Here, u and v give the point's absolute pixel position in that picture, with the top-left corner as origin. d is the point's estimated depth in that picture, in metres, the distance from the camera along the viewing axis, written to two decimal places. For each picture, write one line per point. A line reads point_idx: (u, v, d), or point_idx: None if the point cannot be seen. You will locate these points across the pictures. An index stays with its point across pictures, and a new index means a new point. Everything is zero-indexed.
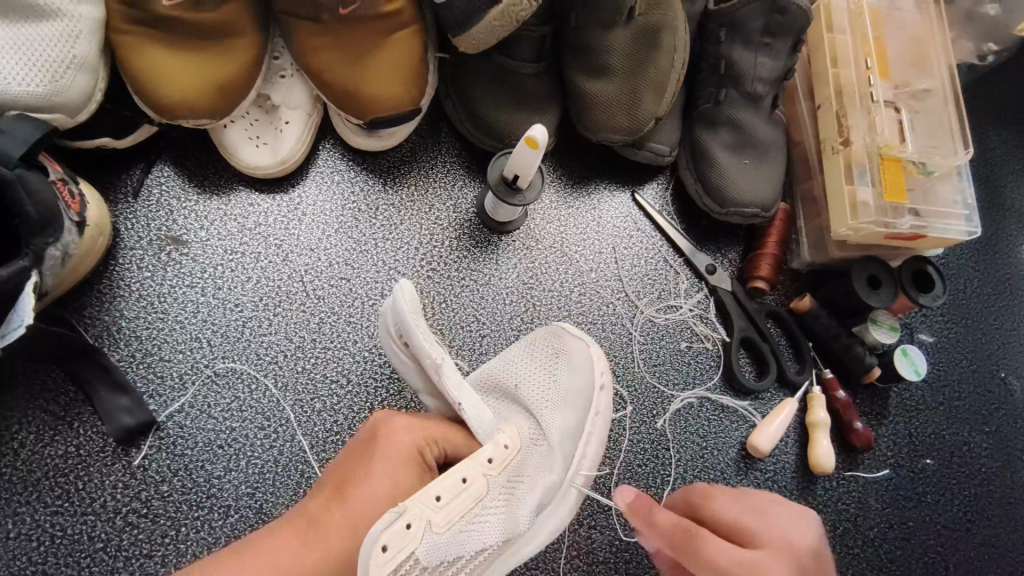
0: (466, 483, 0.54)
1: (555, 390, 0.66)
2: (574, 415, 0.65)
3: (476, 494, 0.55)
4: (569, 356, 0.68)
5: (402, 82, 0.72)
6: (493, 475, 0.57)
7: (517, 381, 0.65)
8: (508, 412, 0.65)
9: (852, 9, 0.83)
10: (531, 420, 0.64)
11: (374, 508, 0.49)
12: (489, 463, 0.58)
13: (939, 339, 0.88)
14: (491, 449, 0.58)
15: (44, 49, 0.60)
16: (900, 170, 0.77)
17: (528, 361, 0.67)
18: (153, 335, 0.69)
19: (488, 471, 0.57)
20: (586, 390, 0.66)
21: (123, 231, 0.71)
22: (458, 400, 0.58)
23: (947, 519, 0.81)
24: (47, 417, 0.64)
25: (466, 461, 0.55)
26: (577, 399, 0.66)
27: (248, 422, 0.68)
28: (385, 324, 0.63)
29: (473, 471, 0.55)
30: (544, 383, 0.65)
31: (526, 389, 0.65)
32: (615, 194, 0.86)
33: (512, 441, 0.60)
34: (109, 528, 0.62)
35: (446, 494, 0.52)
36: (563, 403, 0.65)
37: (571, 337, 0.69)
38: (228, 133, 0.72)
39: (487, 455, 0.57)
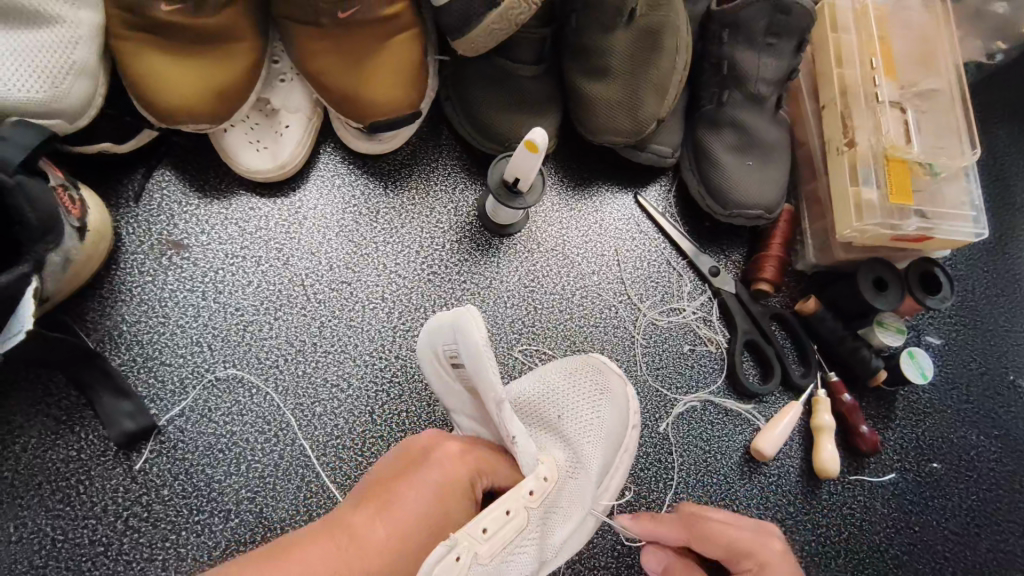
0: (509, 515, 0.54)
1: (595, 424, 0.65)
2: (611, 452, 0.64)
3: (517, 527, 0.54)
4: (613, 395, 0.66)
5: (400, 85, 0.71)
6: (533, 508, 0.57)
7: (561, 411, 0.66)
8: (546, 441, 0.65)
9: (857, 8, 0.82)
10: (568, 450, 0.64)
11: (419, 528, 0.49)
12: (530, 495, 0.56)
13: (946, 341, 0.87)
14: (533, 482, 0.57)
15: (44, 56, 0.60)
16: (905, 172, 0.76)
17: (570, 391, 0.66)
18: (154, 340, 0.69)
19: (529, 505, 0.56)
20: (621, 429, 0.65)
21: (125, 236, 0.71)
22: (512, 434, 0.55)
23: (954, 524, 0.80)
24: (49, 421, 0.64)
25: (511, 493, 0.55)
26: (616, 436, 0.65)
27: (248, 426, 0.68)
28: (444, 340, 0.58)
29: (517, 504, 0.55)
30: (587, 415, 0.65)
31: (568, 420, 0.65)
32: (617, 196, 0.85)
33: (551, 472, 0.60)
34: (109, 532, 0.62)
35: (491, 526, 0.52)
36: (602, 439, 0.64)
37: (613, 373, 0.68)
38: (228, 137, 0.72)
39: (529, 488, 0.56)
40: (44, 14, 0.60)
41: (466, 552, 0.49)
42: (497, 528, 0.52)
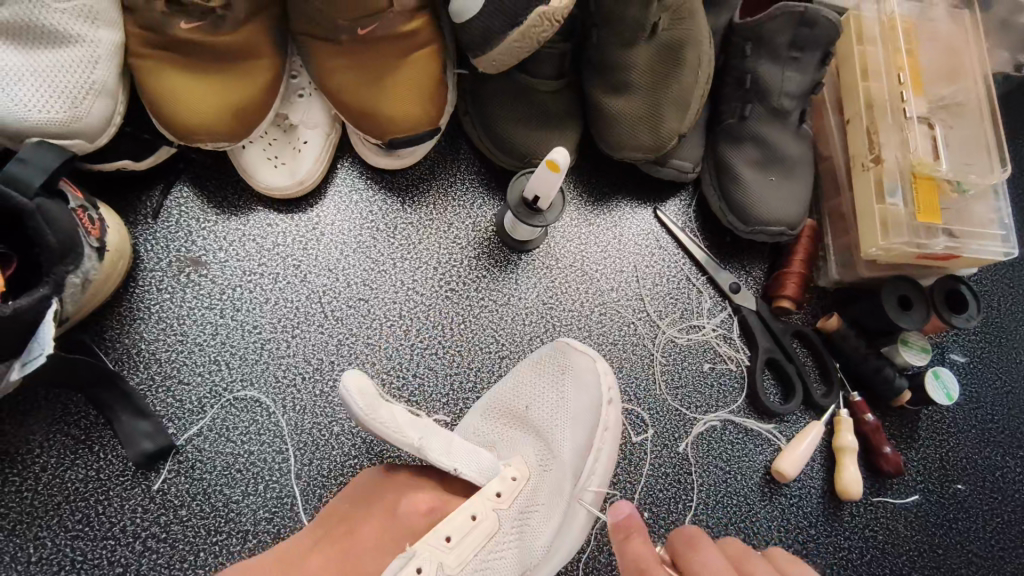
0: (476, 520, 0.55)
1: (562, 405, 0.66)
2: (584, 432, 0.65)
3: (488, 531, 0.55)
4: (575, 373, 0.68)
5: (420, 101, 0.71)
6: (503, 509, 0.57)
7: (525, 402, 0.66)
8: (519, 438, 0.64)
9: (884, 20, 0.80)
10: (537, 440, 0.64)
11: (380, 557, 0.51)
12: (497, 496, 0.57)
13: (971, 359, 0.85)
14: (497, 482, 0.58)
15: (64, 76, 0.60)
16: (933, 189, 0.75)
17: (535, 381, 0.67)
18: (173, 359, 0.68)
19: (497, 506, 0.57)
20: (593, 407, 0.66)
21: (143, 253, 0.71)
22: (454, 465, 0.56)
23: (979, 546, 0.78)
24: (68, 441, 0.64)
25: (475, 498, 0.56)
26: (587, 414, 0.66)
27: (266, 446, 0.68)
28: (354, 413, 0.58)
29: (482, 507, 0.55)
30: (553, 399, 0.66)
31: (535, 408, 0.65)
32: (637, 211, 0.84)
33: (519, 471, 0.60)
34: (129, 553, 0.62)
35: (454, 534, 0.53)
36: (574, 419, 0.65)
37: (577, 353, 0.69)
38: (246, 154, 0.72)
39: (494, 489, 0.57)
40: (64, 33, 0.60)
41: (427, 566, 0.50)
42: (462, 536, 0.53)
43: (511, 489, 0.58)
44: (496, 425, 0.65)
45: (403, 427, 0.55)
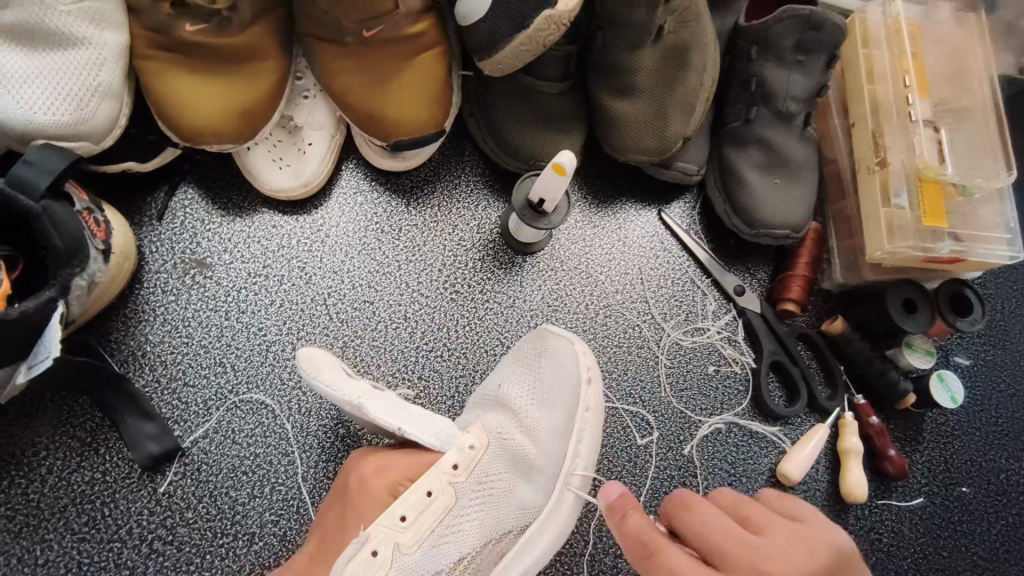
0: (431, 497, 0.56)
1: (538, 387, 0.64)
2: (560, 413, 0.63)
3: (445, 506, 0.56)
4: (553, 356, 0.66)
5: (425, 104, 0.70)
6: (460, 480, 0.57)
7: (502, 384, 0.65)
8: (492, 417, 0.62)
9: (889, 23, 0.80)
10: (507, 416, 0.63)
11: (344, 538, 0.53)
12: (454, 469, 0.58)
13: (976, 362, 0.85)
14: (454, 454, 0.58)
15: (70, 79, 0.59)
16: (939, 193, 0.74)
17: (511, 366, 0.66)
18: (178, 361, 0.68)
19: (454, 478, 0.57)
20: (571, 386, 0.64)
21: (148, 255, 0.71)
22: (396, 425, 0.56)
23: (984, 549, 0.78)
24: (74, 443, 0.64)
25: (430, 473, 0.56)
26: (564, 396, 0.64)
27: (271, 448, 0.67)
28: None
29: (439, 482, 0.56)
30: (531, 381, 0.64)
31: (509, 389, 0.64)
32: (641, 213, 0.84)
33: (478, 440, 0.60)
34: (135, 556, 0.62)
35: (409, 513, 0.54)
36: (548, 400, 0.64)
37: (554, 337, 0.67)
38: (251, 156, 0.72)
39: (452, 461, 0.58)
40: (70, 35, 0.60)
41: (384, 548, 0.52)
42: (418, 513, 0.54)
43: (470, 460, 0.59)
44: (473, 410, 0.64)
45: (347, 387, 0.58)
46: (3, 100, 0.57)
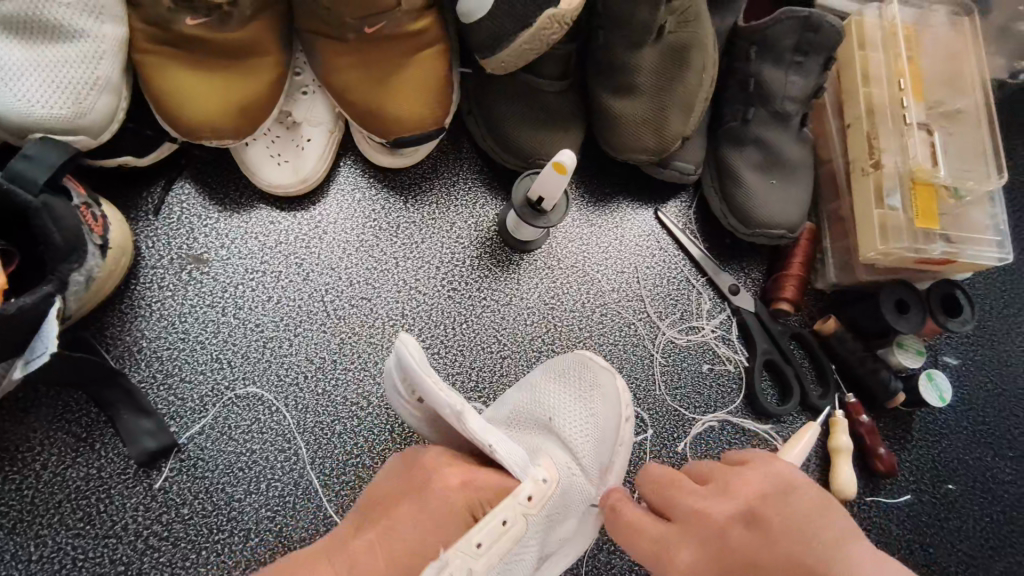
0: (505, 526, 0.52)
1: (591, 421, 0.65)
2: (605, 450, 0.65)
3: (514, 537, 0.53)
4: (602, 389, 0.68)
5: (424, 100, 0.70)
6: (531, 514, 0.55)
7: (553, 413, 0.65)
8: (547, 447, 0.63)
9: (886, 26, 0.81)
10: (565, 451, 0.63)
11: (415, 546, 0.47)
12: (528, 501, 0.55)
13: (964, 361, 0.87)
14: (530, 485, 0.55)
15: (68, 72, 0.59)
16: (932, 195, 0.76)
17: (558, 391, 0.67)
18: (175, 356, 0.68)
19: (527, 510, 0.54)
20: (616, 422, 0.66)
21: (144, 250, 0.70)
22: (489, 442, 0.54)
23: (968, 545, 0.80)
24: (69, 438, 0.64)
25: (508, 502, 0.53)
26: (609, 430, 0.66)
27: (268, 444, 0.68)
28: (390, 372, 0.59)
29: (514, 512, 0.53)
30: (583, 414, 0.65)
31: (561, 420, 0.64)
32: (638, 212, 0.84)
33: (550, 474, 0.58)
34: (131, 551, 0.62)
35: (485, 539, 0.51)
36: (598, 435, 0.65)
37: (597, 365, 0.69)
38: (250, 152, 0.72)
39: (527, 493, 0.54)
40: (68, 28, 0.59)
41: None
42: (491, 543, 0.51)
43: (542, 495, 0.56)
44: (524, 437, 0.64)
45: (449, 392, 0.54)
46: (3, 92, 0.57)
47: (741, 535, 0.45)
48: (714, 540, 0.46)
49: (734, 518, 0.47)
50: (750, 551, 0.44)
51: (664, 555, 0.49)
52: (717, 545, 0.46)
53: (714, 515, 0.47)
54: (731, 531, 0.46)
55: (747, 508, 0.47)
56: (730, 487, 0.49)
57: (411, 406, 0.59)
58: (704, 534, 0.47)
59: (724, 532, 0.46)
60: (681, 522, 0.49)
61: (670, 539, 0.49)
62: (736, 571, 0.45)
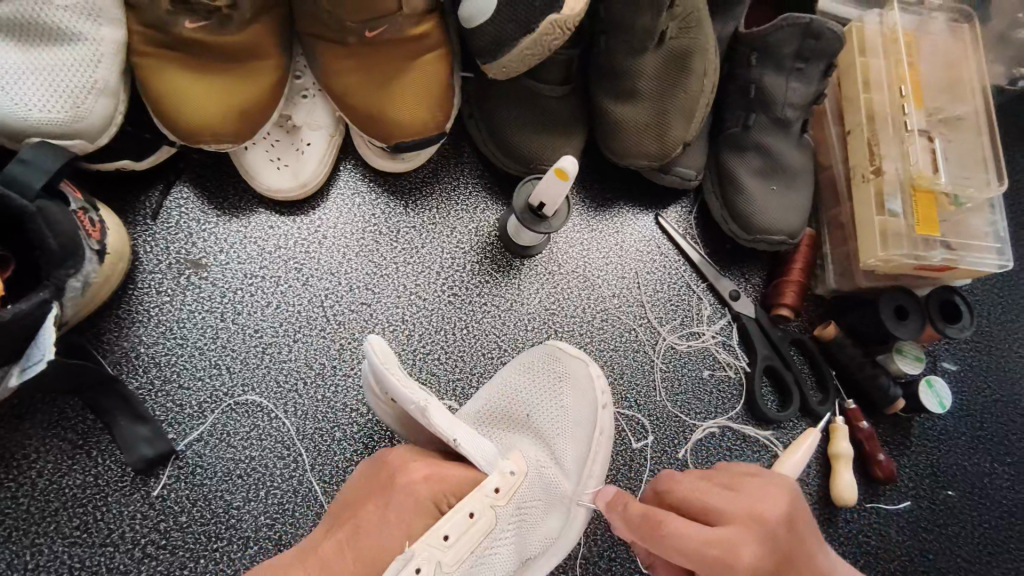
0: (473, 518, 0.52)
1: (563, 417, 0.66)
2: (580, 441, 0.65)
3: (484, 529, 0.53)
4: (574, 381, 0.68)
5: (426, 105, 0.70)
6: (499, 506, 0.55)
7: (529, 411, 0.66)
8: (520, 443, 0.63)
9: (886, 33, 0.81)
10: (540, 445, 0.64)
11: (382, 541, 0.47)
12: (495, 493, 0.55)
13: (962, 367, 0.87)
14: (497, 478, 0.55)
15: (65, 76, 0.58)
16: (932, 202, 0.76)
17: (532, 386, 0.67)
18: (173, 363, 0.68)
19: (494, 503, 0.54)
20: (590, 411, 0.67)
21: (142, 254, 0.70)
22: (454, 438, 0.53)
23: (967, 551, 0.80)
24: (65, 445, 0.63)
25: (473, 493, 0.53)
26: (586, 424, 0.66)
27: (267, 451, 0.67)
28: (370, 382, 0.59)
29: (481, 504, 0.53)
30: (555, 409, 0.66)
31: (538, 416, 0.65)
32: (638, 217, 0.84)
33: (518, 466, 0.58)
34: (128, 560, 0.62)
35: (453, 532, 0.50)
36: (571, 428, 0.65)
37: (568, 357, 0.70)
38: (249, 156, 0.71)
39: (493, 485, 0.54)
40: (65, 31, 0.58)
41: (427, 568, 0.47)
42: (460, 536, 0.50)
43: (509, 487, 0.56)
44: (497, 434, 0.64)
45: (414, 389, 0.54)
46: None
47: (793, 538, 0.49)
48: (771, 541, 0.48)
49: (782, 520, 0.49)
50: (793, 551, 0.48)
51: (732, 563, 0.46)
52: (776, 547, 0.48)
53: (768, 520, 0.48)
54: (779, 534, 0.48)
55: (790, 514, 0.50)
56: (765, 494, 0.50)
57: (383, 406, 0.59)
58: (763, 532, 0.48)
59: (776, 533, 0.48)
60: (734, 521, 0.48)
61: (735, 549, 0.47)
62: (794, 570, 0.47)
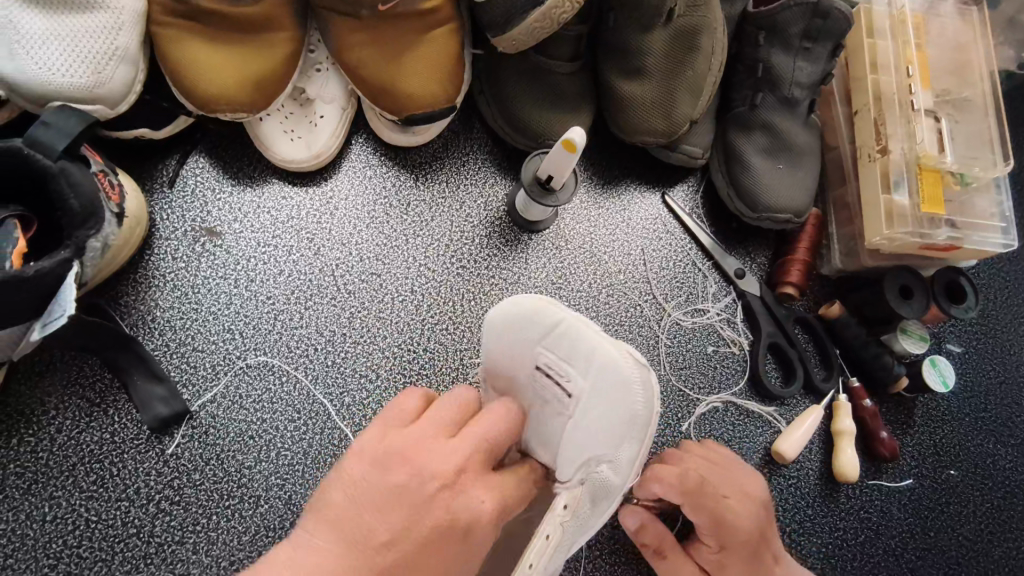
0: (551, 539, 0.52)
1: None
2: None
3: (557, 547, 0.52)
4: None
5: (438, 80, 0.71)
6: (569, 521, 0.54)
7: None
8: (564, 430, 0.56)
9: (894, 15, 0.81)
10: None
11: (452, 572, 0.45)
12: (566, 509, 0.53)
13: (967, 350, 0.87)
14: (567, 494, 0.54)
15: (89, 41, 0.60)
16: (938, 180, 0.76)
17: None
18: (187, 326, 0.69)
19: (566, 518, 0.53)
20: None
21: (159, 221, 0.71)
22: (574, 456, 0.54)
23: (968, 530, 0.81)
24: (83, 403, 0.65)
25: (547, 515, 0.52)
26: None
27: (278, 414, 0.69)
28: (525, 328, 0.54)
29: (556, 524, 0.52)
30: None
31: None
32: (645, 195, 0.85)
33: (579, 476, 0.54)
34: (142, 515, 0.64)
35: (538, 558, 0.50)
36: None
37: None
38: (264, 127, 0.73)
39: (563, 502, 0.53)
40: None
41: None
42: (543, 555, 0.51)
43: (577, 502, 0.54)
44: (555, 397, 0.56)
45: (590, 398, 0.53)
46: (27, 62, 0.59)
47: (768, 518, 0.66)
48: (760, 520, 0.64)
49: (763, 502, 0.66)
50: (769, 530, 0.65)
51: (737, 527, 0.62)
52: (762, 520, 0.64)
53: (757, 500, 0.65)
54: (763, 514, 0.65)
55: (766, 499, 0.66)
56: (750, 482, 0.67)
57: (521, 361, 0.55)
58: (756, 510, 0.64)
59: (763, 513, 0.65)
60: (739, 500, 0.64)
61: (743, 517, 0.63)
62: (766, 540, 0.64)
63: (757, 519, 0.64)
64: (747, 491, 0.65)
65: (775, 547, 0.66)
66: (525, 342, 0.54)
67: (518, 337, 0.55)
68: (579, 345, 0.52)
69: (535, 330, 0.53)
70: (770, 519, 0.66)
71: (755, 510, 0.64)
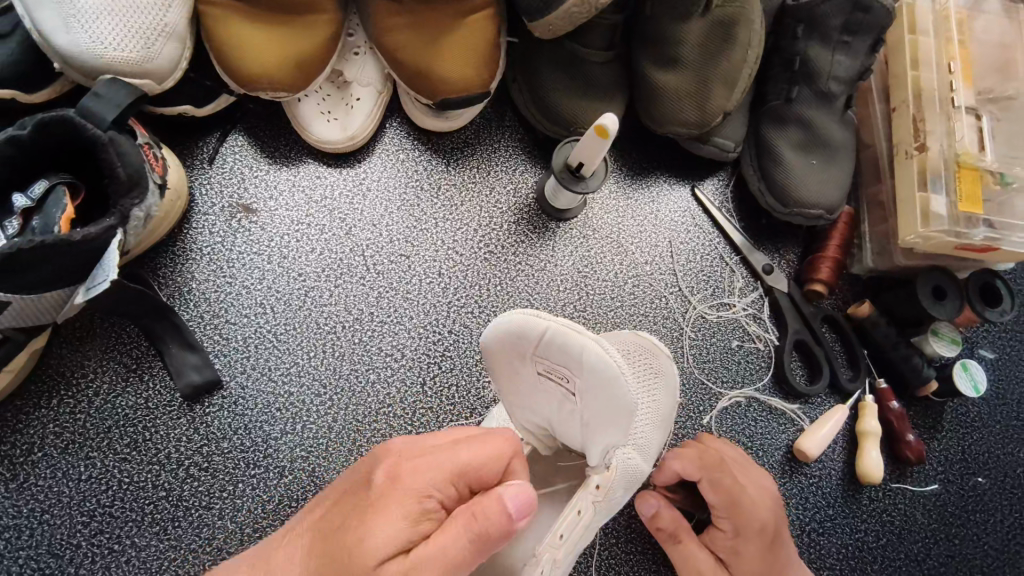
0: (580, 514, 0.56)
1: (653, 409, 0.63)
2: (661, 431, 0.65)
3: (587, 520, 0.56)
4: (664, 377, 0.64)
5: (475, 65, 0.72)
6: (599, 500, 0.57)
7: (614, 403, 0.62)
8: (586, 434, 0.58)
9: (938, 10, 0.80)
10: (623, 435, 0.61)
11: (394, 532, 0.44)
12: (597, 489, 0.57)
13: (1001, 356, 0.85)
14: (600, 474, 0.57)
15: (137, 16, 0.62)
16: (977, 179, 0.75)
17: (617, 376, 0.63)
18: (222, 299, 0.71)
19: (596, 498, 0.57)
20: (671, 408, 0.65)
21: (197, 197, 0.74)
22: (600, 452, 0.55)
23: (995, 539, 0.79)
24: (120, 368, 0.67)
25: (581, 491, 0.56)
26: (667, 415, 0.65)
27: (306, 387, 0.70)
28: (516, 343, 0.53)
29: (586, 501, 0.56)
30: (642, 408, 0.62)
31: None
32: (675, 188, 0.85)
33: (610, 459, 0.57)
34: (172, 479, 0.66)
35: (567, 531, 0.55)
36: (658, 422, 0.64)
37: (664, 356, 0.65)
38: (301, 107, 0.74)
39: (596, 482, 0.57)
40: None
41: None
42: (571, 530, 0.56)
43: (613, 482, 0.58)
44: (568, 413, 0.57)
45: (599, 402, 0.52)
46: (77, 33, 0.61)
47: (779, 514, 0.67)
48: (773, 513, 0.66)
49: (774, 499, 0.67)
50: (780, 526, 0.66)
51: (751, 511, 0.64)
52: (774, 516, 0.66)
53: (769, 496, 0.67)
54: (775, 509, 0.66)
55: (776, 495, 0.68)
56: (761, 479, 0.68)
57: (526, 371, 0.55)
58: (767, 504, 0.66)
59: (775, 509, 0.66)
60: (754, 489, 0.66)
61: (756, 502, 0.64)
62: (778, 535, 0.65)
63: (770, 511, 0.65)
64: (759, 485, 0.67)
65: (786, 544, 0.66)
66: (519, 352, 0.54)
67: (514, 351, 0.54)
68: (569, 352, 0.51)
69: (523, 343, 0.52)
70: (781, 515, 0.67)
71: (769, 503, 0.66)
